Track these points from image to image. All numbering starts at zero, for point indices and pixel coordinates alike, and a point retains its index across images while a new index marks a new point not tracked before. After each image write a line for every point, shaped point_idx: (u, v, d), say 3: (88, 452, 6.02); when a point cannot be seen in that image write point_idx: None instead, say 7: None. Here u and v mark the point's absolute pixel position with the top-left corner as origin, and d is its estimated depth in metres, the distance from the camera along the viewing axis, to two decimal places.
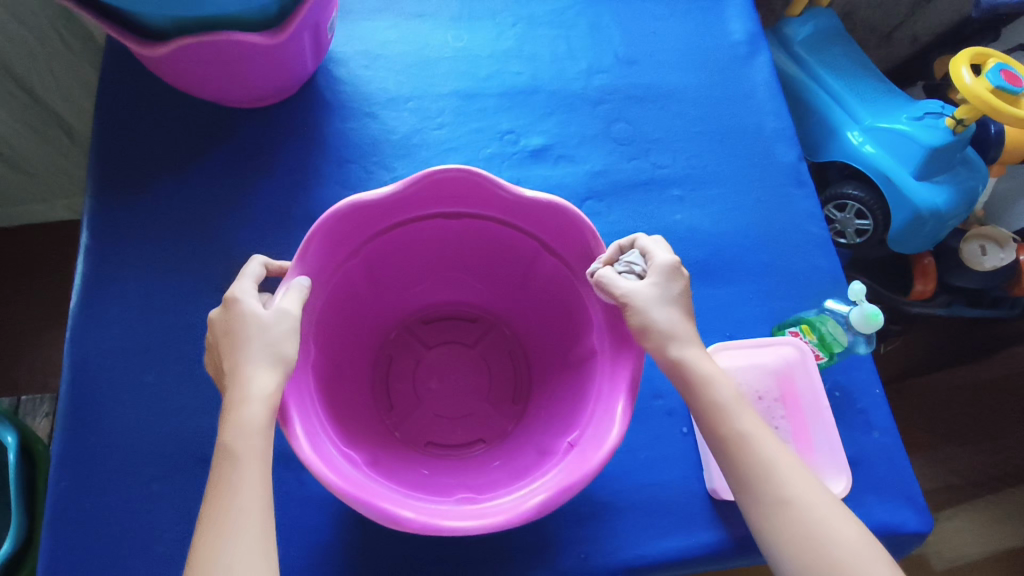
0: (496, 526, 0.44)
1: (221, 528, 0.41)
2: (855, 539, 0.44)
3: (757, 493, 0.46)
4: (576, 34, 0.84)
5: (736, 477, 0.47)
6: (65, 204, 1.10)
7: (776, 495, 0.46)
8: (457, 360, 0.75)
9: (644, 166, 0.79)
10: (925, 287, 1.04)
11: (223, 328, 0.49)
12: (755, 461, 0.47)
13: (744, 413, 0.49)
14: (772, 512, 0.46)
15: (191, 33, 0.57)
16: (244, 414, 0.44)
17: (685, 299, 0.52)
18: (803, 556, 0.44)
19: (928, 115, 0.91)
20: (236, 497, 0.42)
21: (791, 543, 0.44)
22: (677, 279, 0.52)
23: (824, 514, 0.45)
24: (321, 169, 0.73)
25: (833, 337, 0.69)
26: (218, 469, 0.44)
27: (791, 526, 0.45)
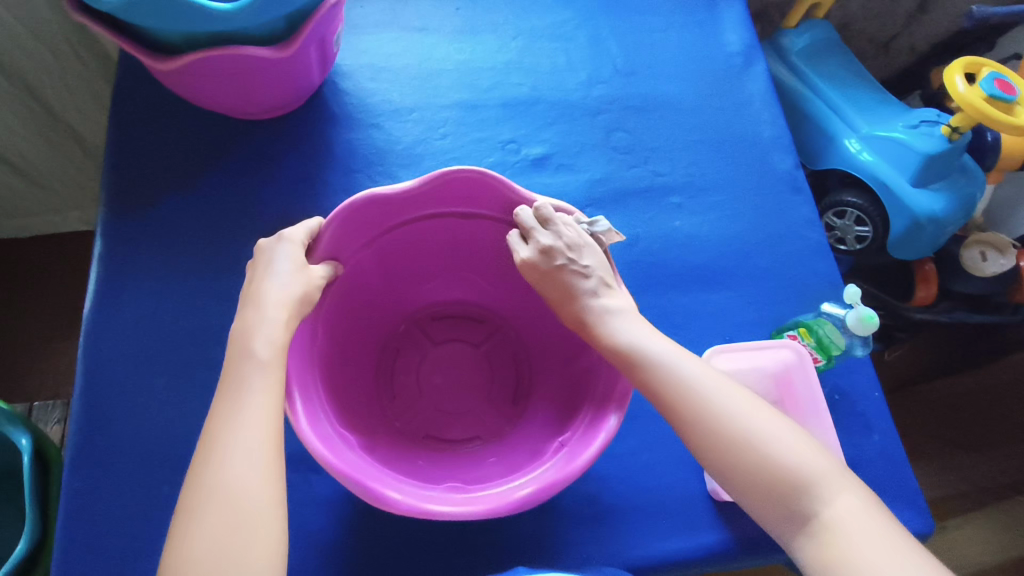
0: (477, 515, 0.45)
1: (226, 438, 0.42)
2: (766, 418, 0.48)
3: (703, 433, 0.48)
4: (576, 46, 0.86)
5: (700, 442, 0.48)
6: (76, 216, 1.12)
7: (695, 402, 0.48)
8: (461, 358, 0.75)
9: (643, 174, 0.80)
10: (927, 293, 1.04)
11: (261, 261, 0.51)
12: (712, 422, 0.48)
13: (643, 339, 0.52)
14: (737, 466, 0.47)
15: (202, 48, 0.60)
16: (265, 340, 0.46)
17: (554, 281, 0.56)
18: (731, 451, 0.47)
19: (924, 123, 0.92)
20: (243, 412, 0.43)
21: (717, 440, 0.47)
22: (537, 272, 0.57)
23: (736, 404, 0.48)
24: (327, 178, 0.75)
25: (830, 340, 0.69)
26: (228, 381, 0.45)
27: (713, 427, 0.48)
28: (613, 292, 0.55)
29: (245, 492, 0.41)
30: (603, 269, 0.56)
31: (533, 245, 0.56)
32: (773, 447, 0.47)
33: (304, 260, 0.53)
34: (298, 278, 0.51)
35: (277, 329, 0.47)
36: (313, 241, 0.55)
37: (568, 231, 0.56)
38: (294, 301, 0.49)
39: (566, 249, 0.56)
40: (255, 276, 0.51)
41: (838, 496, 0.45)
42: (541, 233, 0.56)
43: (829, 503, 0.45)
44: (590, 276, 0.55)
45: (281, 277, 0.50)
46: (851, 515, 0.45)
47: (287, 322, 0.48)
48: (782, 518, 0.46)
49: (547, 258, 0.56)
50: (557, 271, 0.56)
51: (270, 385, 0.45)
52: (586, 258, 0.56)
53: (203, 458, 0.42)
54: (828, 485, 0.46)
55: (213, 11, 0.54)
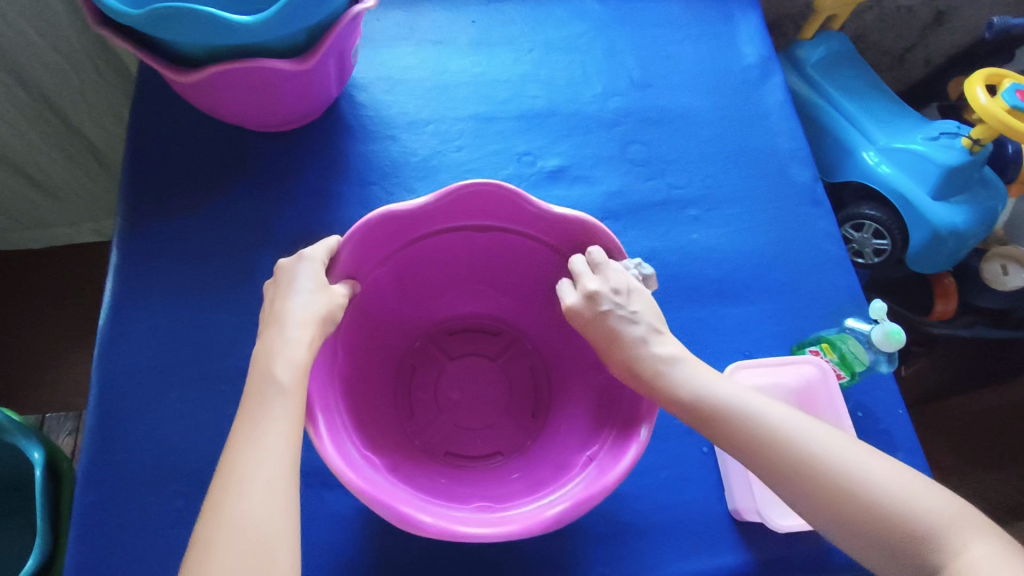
0: (510, 534, 0.44)
1: (244, 464, 0.41)
2: (879, 467, 0.46)
3: (812, 497, 0.46)
4: (592, 59, 0.86)
5: (812, 509, 0.46)
6: (90, 227, 1.13)
7: (798, 458, 0.46)
8: (479, 373, 0.74)
9: (660, 186, 0.79)
10: (945, 308, 1.03)
11: (283, 281, 0.51)
12: (821, 485, 0.45)
13: (736, 393, 0.50)
14: (854, 528, 0.45)
15: (222, 60, 0.60)
16: (287, 363, 0.46)
17: (599, 325, 0.54)
18: (847, 508, 0.45)
19: (943, 136, 0.91)
20: (263, 437, 0.42)
21: (834, 501, 0.45)
22: (583, 318, 0.55)
23: (845, 458, 0.46)
24: (342, 191, 0.75)
25: (854, 356, 0.68)
26: (248, 404, 0.44)
27: (823, 491, 0.45)
28: (664, 339, 0.53)
29: (261, 523, 0.39)
30: (651, 317, 0.54)
31: (581, 290, 0.55)
32: (898, 502, 0.44)
33: (325, 279, 0.52)
34: (320, 298, 0.50)
35: (299, 351, 0.46)
36: (334, 259, 0.54)
37: (618, 277, 0.55)
38: (316, 321, 0.49)
39: (613, 293, 0.54)
40: (276, 296, 0.50)
41: (971, 545, 0.43)
42: (590, 279, 0.55)
43: (962, 554, 0.42)
44: (637, 323, 0.53)
45: (302, 298, 0.50)
46: (990, 563, 0.42)
47: (310, 343, 0.48)
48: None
49: (593, 303, 0.54)
50: (603, 316, 0.54)
51: (291, 410, 0.44)
52: (634, 305, 0.54)
53: (218, 484, 0.40)
54: (957, 534, 0.43)
55: (236, 24, 0.54)
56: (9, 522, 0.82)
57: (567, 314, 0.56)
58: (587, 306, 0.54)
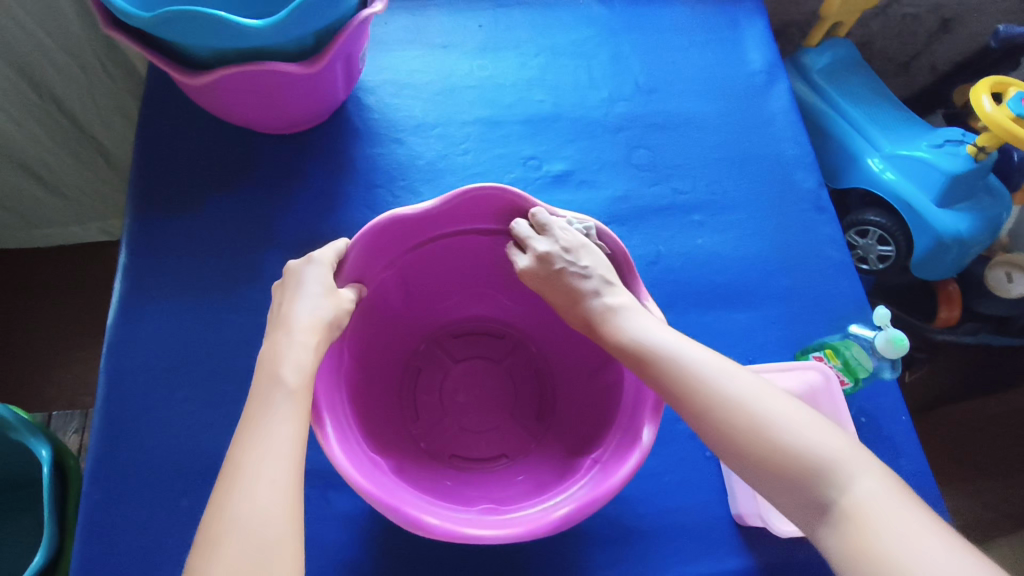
0: (514, 537, 0.45)
1: (250, 464, 0.41)
2: (777, 403, 0.46)
3: (718, 427, 0.46)
4: (598, 64, 0.86)
5: (717, 440, 0.46)
6: (97, 227, 1.13)
7: (702, 390, 0.47)
8: (484, 375, 0.75)
9: (665, 191, 0.80)
10: (950, 313, 1.03)
11: (291, 283, 0.52)
12: (726, 415, 0.46)
13: (657, 331, 0.51)
14: (751, 458, 0.45)
15: (231, 63, 0.60)
16: (295, 366, 0.46)
17: (559, 282, 0.57)
18: (741, 439, 0.45)
19: (948, 143, 0.91)
20: (269, 438, 0.42)
21: (730, 432, 0.45)
22: (539, 278, 0.58)
23: (744, 391, 0.46)
24: (349, 193, 0.75)
25: (857, 362, 0.69)
26: (255, 405, 0.45)
27: (726, 422, 0.46)
28: (614, 289, 0.55)
29: (266, 524, 0.39)
30: (602, 269, 0.56)
31: (532, 253, 0.57)
32: (790, 437, 0.44)
33: (333, 283, 0.53)
34: (327, 302, 0.51)
35: (306, 355, 0.47)
36: (341, 262, 0.55)
37: (565, 235, 0.57)
38: (323, 325, 0.50)
39: (563, 252, 0.56)
40: (284, 298, 0.51)
41: (855, 481, 0.42)
42: (539, 240, 0.57)
43: (846, 490, 0.42)
44: (589, 277, 0.55)
45: (310, 301, 0.50)
46: (872, 499, 0.42)
47: (317, 346, 0.48)
48: (795, 504, 0.44)
49: (546, 264, 0.57)
50: (558, 274, 0.57)
51: (297, 412, 0.44)
52: (583, 259, 0.56)
53: (224, 487, 0.41)
54: (844, 470, 0.43)
55: (246, 28, 0.55)
56: (16, 518, 0.83)
57: (529, 279, 0.59)
58: (541, 269, 0.57)
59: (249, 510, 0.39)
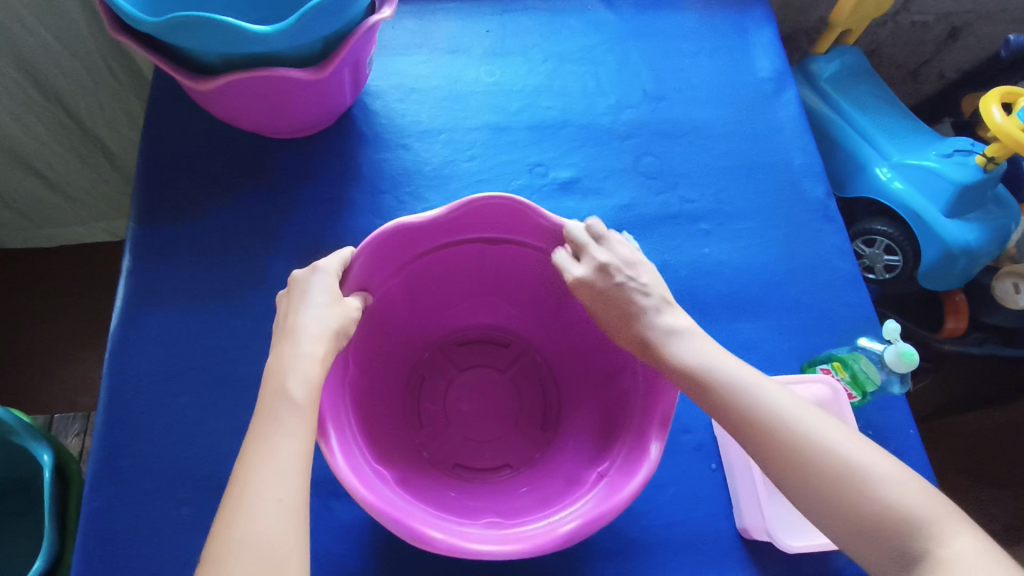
0: (520, 553, 0.44)
1: (258, 482, 0.41)
2: (863, 451, 0.45)
3: (788, 465, 0.46)
4: (606, 70, 0.86)
5: (785, 478, 0.46)
6: (101, 227, 1.13)
7: (780, 431, 0.47)
8: (488, 384, 0.74)
9: (672, 200, 0.79)
10: (956, 324, 1.02)
11: (296, 293, 0.51)
12: (800, 456, 0.46)
13: (723, 360, 0.51)
14: (825, 498, 0.44)
15: (237, 68, 0.60)
16: (301, 379, 0.46)
17: (614, 296, 0.55)
18: (825, 486, 0.45)
19: (958, 153, 0.90)
20: (276, 456, 0.42)
21: (809, 476, 0.45)
22: (593, 291, 0.56)
23: (831, 437, 0.46)
24: (354, 199, 0.75)
25: (865, 375, 0.68)
26: (262, 420, 0.44)
27: (800, 461, 0.45)
28: (673, 309, 0.55)
29: (275, 544, 0.39)
30: (660, 288, 0.56)
31: (592, 261, 0.56)
32: (881, 487, 0.44)
33: (339, 292, 0.52)
34: (333, 312, 0.50)
35: (312, 367, 0.46)
36: (347, 270, 0.54)
37: (622, 250, 0.57)
38: (329, 336, 0.49)
39: (623, 267, 0.56)
40: (290, 309, 0.50)
41: (952, 536, 0.41)
42: (598, 250, 0.56)
43: (943, 543, 0.41)
44: (649, 294, 0.55)
45: (316, 312, 0.50)
46: (969, 557, 0.40)
47: (323, 357, 0.48)
48: (886, 558, 0.43)
49: (604, 276, 0.56)
50: (618, 287, 0.55)
51: (304, 427, 0.44)
52: (642, 275, 0.56)
53: (230, 504, 0.40)
54: (940, 525, 0.42)
55: (254, 33, 0.54)
56: (16, 521, 0.82)
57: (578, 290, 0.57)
58: (597, 280, 0.56)
59: (255, 528, 0.39)
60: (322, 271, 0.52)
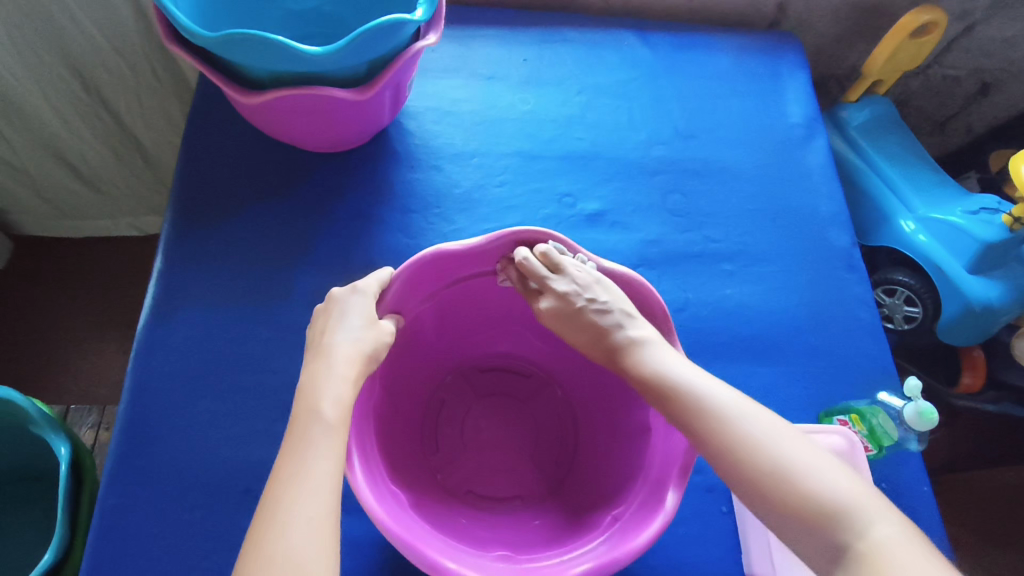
0: None
1: (288, 500, 0.41)
2: (804, 449, 0.45)
3: (699, 428, 0.48)
4: (638, 105, 0.87)
5: (690, 435, 0.48)
6: (128, 222, 1.15)
7: (727, 425, 0.47)
8: (507, 413, 0.75)
9: (696, 239, 0.80)
10: (972, 381, 1.02)
11: (334, 311, 0.52)
12: (702, 412, 0.48)
13: (665, 362, 0.52)
14: (722, 456, 0.46)
15: (285, 85, 0.61)
16: (333, 399, 0.47)
17: (581, 318, 0.56)
18: (765, 480, 0.44)
19: (984, 210, 0.90)
20: (307, 474, 0.43)
21: (758, 477, 0.44)
22: (559, 316, 0.57)
23: (773, 435, 0.46)
24: (385, 217, 0.76)
25: (883, 430, 0.68)
26: (293, 439, 0.45)
27: (710, 421, 0.47)
28: (635, 321, 0.55)
29: (302, 563, 0.39)
30: (621, 302, 0.56)
31: (551, 292, 0.57)
32: (815, 480, 0.43)
33: (375, 314, 0.54)
34: (368, 334, 0.52)
35: (345, 387, 0.48)
36: (384, 291, 0.55)
37: (580, 273, 0.57)
38: (363, 357, 0.50)
39: (580, 292, 0.56)
40: (326, 327, 0.52)
41: (872, 526, 0.41)
42: (556, 279, 0.56)
43: (863, 537, 0.41)
44: (609, 312, 0.55)
45: (351, 333, 0.51)
46: (892, 547, 0.40)
47: (354, 380, 0.49)
48: (817, 552, 0.42)
49: (568, 302, 0.56)
50: (579, 312, 0.56)
51: (334, 447, 0.45)
52: (601, 295, 0.56)
53: (262, 522, 0.41)
54: (867, 516, 0.41)
55: (305, 54, 0.56)
56: (23, 510, 0.83)
57: (548, 309, 0.57)
58: (569, 304, 0.56)
59: (288, 548, 0.39)
60: (360, 292, 0.53)
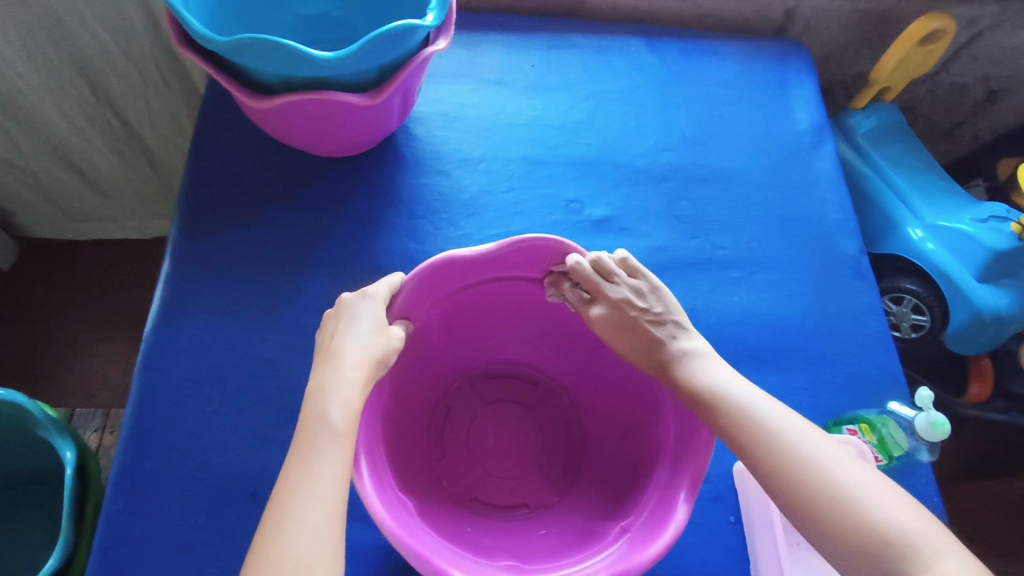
0: None
1: (294, 506, 0.41)
2: (862, 476, 0.45)
3: (756, 448, 0.47)
4: (646, 112, 0.87)
5: (746, 456, 0.48)
6: (133, 225, 1.15)
7: (783, 447, 0.46)
8: (514, 420, 0.75)
9: (704, 245, 0.80)
10: (981, 390, 1.01)
11: (343, 315, 0.52)
12: (759, 433, 0.48)
13: (722, 382, 0.52)
14: (780, 479, 0.46)
15: (295, 90, 0.61)
16: (341, 405, 0.46)
17: (635, 329, 0.57)
18: (824, 505, 0.44)
19: (992, 219, 0.90)
20: (314, 479, 0.42)
21: (814, 501, 0.44)
22: (611, 326, 0.58)
23: (831, 460, 0.45)
24: (392, 222, 0.76)
25: (893, 440, 0.68)
26: (300, 444, 0.45)
27: (767, 442, 0.47)
28: (688, 334, 0.56)
29: (308, 571, 0.38)
30: (675, 314, 0.57)
31: (606, 300, 0.57)
32: (886, 512, 0.43)
33: (385, 318, 0.54)
34: (377, 339, 0.51)
35: (353, 392, 0.47)
36: (395, 295, 0.56)
37: (635, 281, 0.58)
38: (372, 363, 0.50)
39: (638, 301, 0.57)
40: (335, 331, 0.51)
41: (935, 558, 0.41)
42: (612, 287, 0.57)
43: (928, 569, 0.40)
44: (663, 323, 0.56)
45: (360, 337, 0.51)
46: None
47: (363, 385, 0.48)
48: None
49: (622, 311, 0.57)
50: (634, 321, 0.57)
51: (342, 453, 0.44)
52: (657, 305, 0.57)
53: (268, 527, 0.40)
54: (928, 548, 0.41)
55: (316, 59, 0.56)
56: (27, 514, 0.83)
57: (598, 317, 0.58)
58: (624, 312, 0.57)
59: (294, 554, 0.39)
60: (370, 297, 0.53)
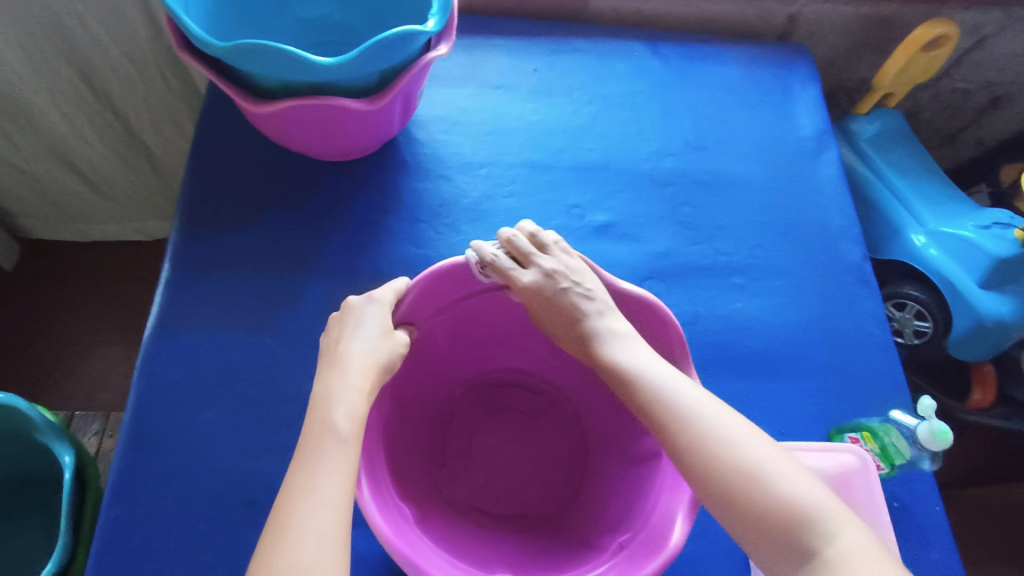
0: None
1: (298, 513, 0.41)
2: (770, 452, 0.46)
3: (670, 425, 0.47)
4: (648, 117, 0.87)
5: (660, 432, 0.48)
6: (134, 226, 1.15)
7: (696, 425, 0.47)
8: (516, 430, 0.74)
9: (706, 251, 0.79)
10: (983, 397, 1.01)
11: (349, 320, 0.52)
12: (670, 408, 0.48)
13: (636, 358, 0.52)
14: (693, 456, 0.46)
15: (296, 95, 0.61)
16: (346, 411, 0.46)
17: (557, 303, 0.56)
18: (734, 482, 0.44)
19: (996, 225, 0.89)
20: (318, 487, 0.42)
21: (727, 480, 0.45)
22: (541, 298, 0.57)
23: (742, 438, 0.46)
24: (393, 226, 0.76)
25: (895, 449, 0.67)
26: (305, 451, 0.44)
27: (682, 420, 0.47)
28: (613, 314, 0.55)
29: None
30: (603, 294, 0.56)
31: (538, 269, 0.57)
32: (793, 489, 0.44)
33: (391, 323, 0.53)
34: (383, 344, 0.51)
35: (358, 398, 0.47)
36: (400, 301, 0.55)
37: (568, 259, 0.58)
38: (377, 368, 0.50)
39: (567, 274, 0.57)
40: (341, 336, 0.51)
41: (839, 532, 0.42)
42: (543, 257, 0.58)
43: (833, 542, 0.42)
44: (592, 299, 0.56)
45: (365, 343, 0.51)
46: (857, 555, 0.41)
47: (368, 391, 0.48)
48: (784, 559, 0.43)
49: (552, 282, 0.57)
50: (561, 293, 0.56)
51: (347, 459, 0.44)
52: (588, 282, 0.57)
53: (272, 535, 0.40)
54: (834, 523, 0.43)
55: (316, 64, 0.56)
56: (26, 517, 0.83)
57: (524, 287, 0.57)
58: (550, 285, 0.57)
59: (297, 563, 0.38)
60: (376, 301, 0.53)
